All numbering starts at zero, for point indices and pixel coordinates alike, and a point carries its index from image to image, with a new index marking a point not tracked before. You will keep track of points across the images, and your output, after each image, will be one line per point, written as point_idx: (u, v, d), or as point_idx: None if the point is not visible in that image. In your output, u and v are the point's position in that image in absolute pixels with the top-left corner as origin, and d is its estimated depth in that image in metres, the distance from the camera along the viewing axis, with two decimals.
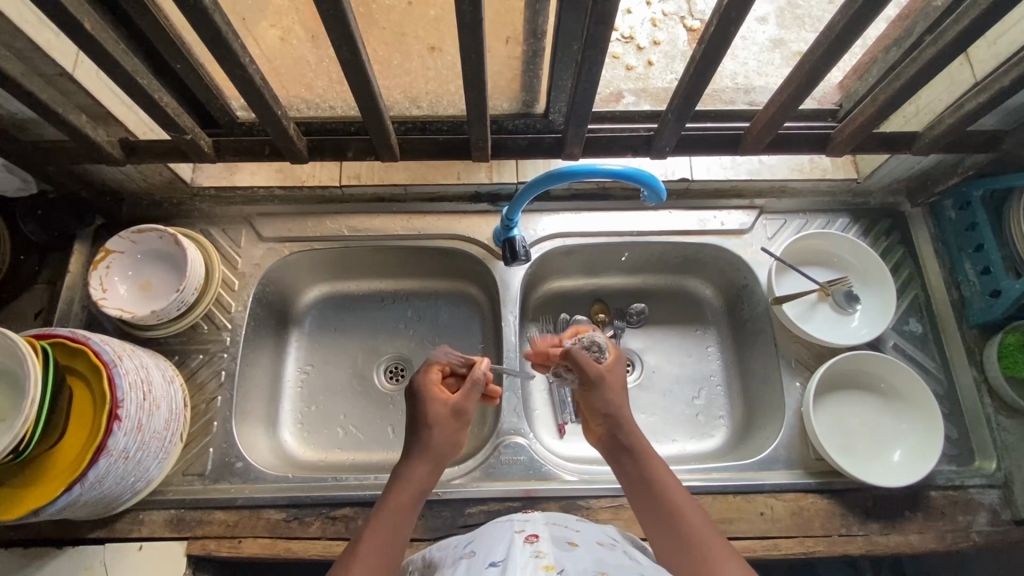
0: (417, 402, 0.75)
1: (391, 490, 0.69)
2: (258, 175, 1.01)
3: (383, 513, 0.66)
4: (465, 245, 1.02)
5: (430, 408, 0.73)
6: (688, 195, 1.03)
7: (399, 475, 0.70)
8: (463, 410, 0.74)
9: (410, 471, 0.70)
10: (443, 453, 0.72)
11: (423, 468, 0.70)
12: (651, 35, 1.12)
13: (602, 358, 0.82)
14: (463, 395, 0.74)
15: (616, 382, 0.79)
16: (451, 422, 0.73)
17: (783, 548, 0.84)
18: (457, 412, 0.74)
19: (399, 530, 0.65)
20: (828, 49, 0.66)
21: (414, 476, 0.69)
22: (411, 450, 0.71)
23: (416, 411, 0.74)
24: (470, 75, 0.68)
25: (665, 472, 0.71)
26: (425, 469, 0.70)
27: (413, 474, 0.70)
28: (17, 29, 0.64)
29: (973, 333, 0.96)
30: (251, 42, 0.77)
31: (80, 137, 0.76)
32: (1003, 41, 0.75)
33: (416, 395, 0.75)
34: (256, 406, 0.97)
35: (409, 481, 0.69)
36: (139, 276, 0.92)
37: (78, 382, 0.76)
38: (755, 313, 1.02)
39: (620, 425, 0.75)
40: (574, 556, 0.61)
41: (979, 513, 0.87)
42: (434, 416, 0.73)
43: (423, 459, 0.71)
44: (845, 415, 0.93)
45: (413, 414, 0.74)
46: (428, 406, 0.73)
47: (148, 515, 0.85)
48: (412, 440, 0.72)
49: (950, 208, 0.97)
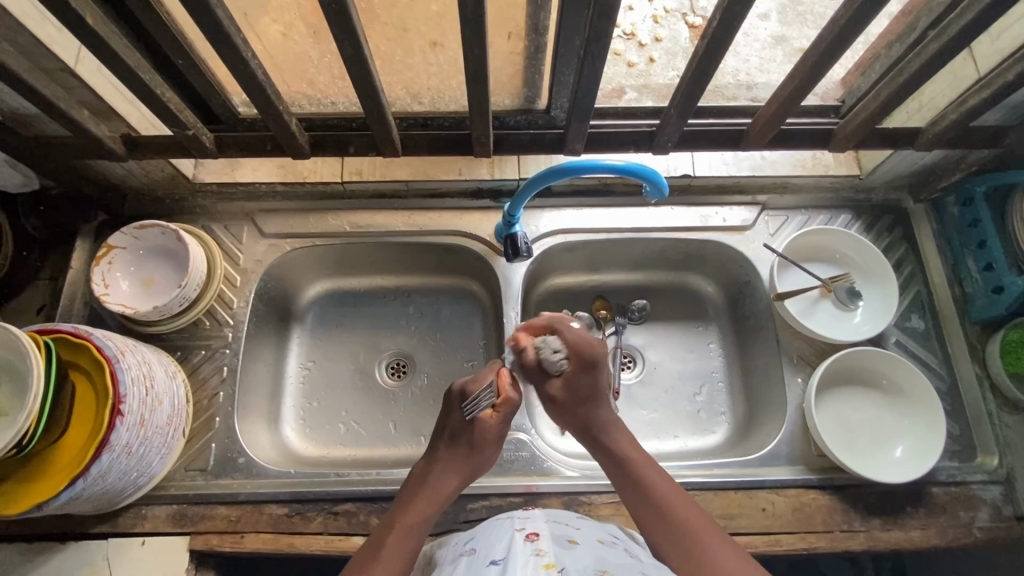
0: (462, 420, 0.78)
1: (419, 494, 0.74)
2: (259, 170, 1.01)
3: (409, 517, 0.72)
4: (467, 241, 1.02)
5: (480, 426, 0.77)
6: (689, 191, 1.03)
7: (429, 481, 0.76)
8: (502, 432, 0.79)
9: (441, 481, 0.76)
10: (473, 467, 0.78)
11: (456, 480, 0.76)
12: (653, 31, 1.12)
13: (563, 370, 0.78)
14: (504, 418, 0.78)
15: (583, 393, 0.79)
16: (494, 441, 0.78)
17: (784, 544, 0.84)
18: (498, 433, 0.79)
19: (421, 535, 0.71)
20: (831, 44, 0.66)
21: (443, 486, 0.75)
22: (444, 461, 0.77)
23: (457, 425, 0.78)
24: (473, 70, 0.68)
25: (659, 474, 0.74)
26: (453, 480, 0.76)
27: (443, 485, 0.75)
28: (18, 24, 0.64)
29: (975, 329, 0.96)
30: (253, 37, 0.77)
31: (83, 133, 0.76)
32: (1006, 36, 0.75)
33: (462, 411, 0.78)
34: (258, 401, 0.97)
35: (439, 488, 0.75)
36: (141, 272, 0.92)
37: (81, 377, 0.76)
38: (757, 309, 1.02)
39: (601, 431, 0.78)
40: (574, 553, 0.62)
41: (981, 509, 0.87)
42: (479, 435, 0.77)
43: (454, 472, 0.76)
44: (846, 411, 0.93)
45: (455, 426, 0.78)
46: (472, 425, 0.77)
47: (151, 510, 0.85)
48: (447, 448, 0.78)
49: (952, 205, 0.97)
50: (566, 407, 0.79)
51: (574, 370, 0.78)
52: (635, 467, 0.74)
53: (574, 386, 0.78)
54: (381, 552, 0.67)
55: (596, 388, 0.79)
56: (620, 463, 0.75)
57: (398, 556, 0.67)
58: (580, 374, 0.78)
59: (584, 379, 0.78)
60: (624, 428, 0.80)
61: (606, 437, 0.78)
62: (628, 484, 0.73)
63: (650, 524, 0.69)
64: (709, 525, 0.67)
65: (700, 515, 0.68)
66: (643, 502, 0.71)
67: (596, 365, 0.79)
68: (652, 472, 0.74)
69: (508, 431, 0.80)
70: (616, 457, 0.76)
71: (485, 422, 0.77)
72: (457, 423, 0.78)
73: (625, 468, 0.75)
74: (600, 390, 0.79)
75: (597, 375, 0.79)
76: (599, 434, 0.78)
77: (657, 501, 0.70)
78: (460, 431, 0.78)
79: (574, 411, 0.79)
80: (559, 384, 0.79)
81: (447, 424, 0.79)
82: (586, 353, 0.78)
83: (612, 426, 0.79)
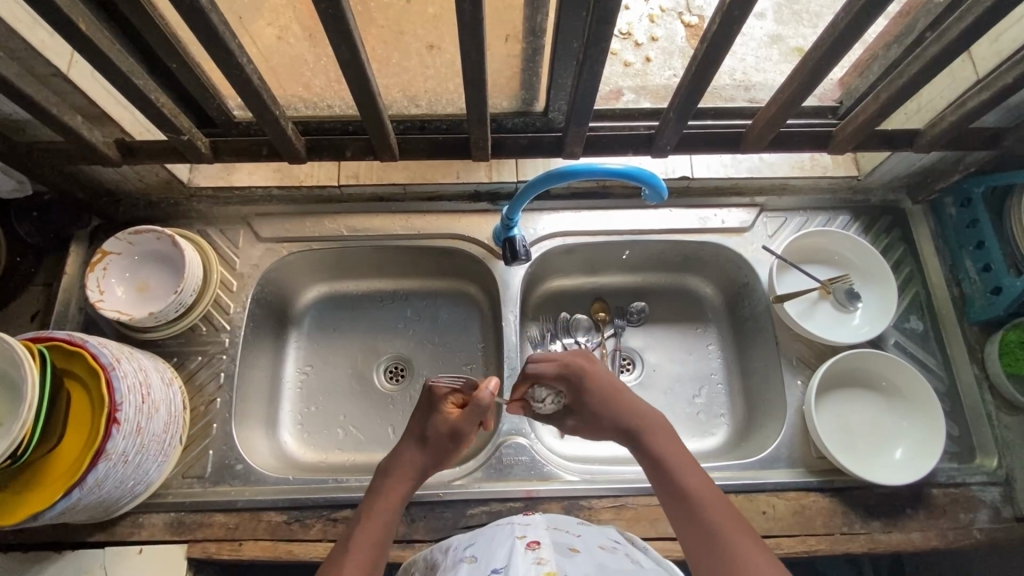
0: (424, 412, 0.78)
1: (383, 487, 0.73)
2: (256, 174, 1.00)
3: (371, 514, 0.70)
4: (464, 245, 1.01)
5: (436, 418, 0.77)
6: (688, 193, 1.03)
7: (393, 472, 0.74)
8: (462, 430, 0.77)
9: (403, 472, 0.74)
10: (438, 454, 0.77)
11: (416, 474, 0.75)
12: (648, 31, 1.12)
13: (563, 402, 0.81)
14: (464, 416, 0.76)
15: (595, 415, 0.78)
16: (451, 436, 0.76)
17: (785, 547, 0.84)
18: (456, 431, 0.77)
19: (387, 533, 0.69)
20: (830, 47, 0.66)
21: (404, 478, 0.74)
22: (406, 451, 0.76)
23: (420, 420, 0.78)
24: (470, 73, 0.67)
25: (698, 475, 0.69)
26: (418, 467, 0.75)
27: (405, 475, 0.74)
28: (10, 30, 0.63)
29: (974, 330, 0.96)
30: (247, 41, 0.76)
31: (76, 139, 0.76)
32: (1006, 37, 0.75)
33: (427, 404, 0.79)
34: (255, 407, 0.96)
35: (402, 481, 0.74)
36: (136, 278, 0.91)
37: (76, 386, 0.75)
38: (756, 311, 1.01)
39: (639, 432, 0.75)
40: (575, 561, 0.61)
41: (980, 510, 0.87)
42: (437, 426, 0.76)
43: (415, 465, 0.75)
44: (846, 414, 0.92)
45: (420, 417, 0.79)
46: (435, 413, 0.77)
47: (147, 518, 0.85)
48: (410, 440, 0.77)
49: (950, 206, 0.97)
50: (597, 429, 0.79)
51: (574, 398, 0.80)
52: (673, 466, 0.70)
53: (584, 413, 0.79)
54: (350, 550, 0.66)
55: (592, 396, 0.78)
56: (658, 464, 0.71)
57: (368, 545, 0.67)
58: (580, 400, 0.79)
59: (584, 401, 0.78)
60: (665, 425, 0.76)
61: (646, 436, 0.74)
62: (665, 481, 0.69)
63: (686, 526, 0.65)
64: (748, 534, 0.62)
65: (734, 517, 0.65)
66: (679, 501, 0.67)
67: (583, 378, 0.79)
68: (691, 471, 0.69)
69: (468, 435, 0.77)
70: (654, 455, 0.72)
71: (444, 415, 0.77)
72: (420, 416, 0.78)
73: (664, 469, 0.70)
74: (607, 399, 0.77)
75: (594, 393, 0.78)
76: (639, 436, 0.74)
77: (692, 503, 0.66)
78: (420, 424, 0.78)
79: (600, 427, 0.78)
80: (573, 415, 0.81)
81: (415, 419, 0.79)
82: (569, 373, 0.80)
83: (651, 426, 0.75)
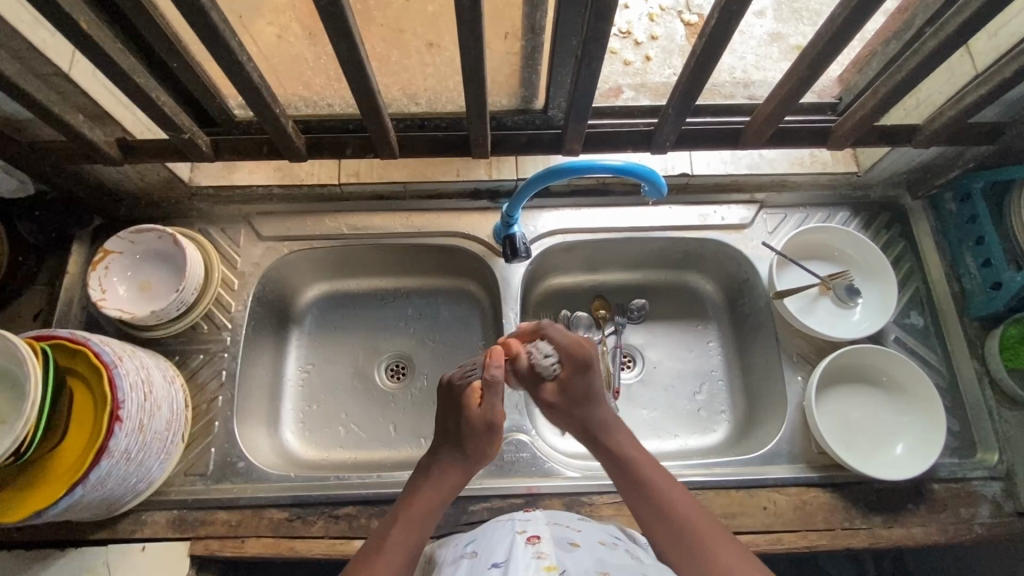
0: (453, 409, 0.77)
1: (422, 489, 0.73)
2: (256, 173, 1.00)
3: (407, 512, 0.70)
4: (465, 243, 1.01)
5: (466, 415, 0.74)
6: (687, 190, 1.03)
7: (433, 475, 0.74)
8: (492, 421, 0.74)
9: (442, 473, 0.74)
10: (476, 456, 0.75)
11: (460, 473, 0.74)
12: (648, 29, 1.12)
13: (555, 373, 0.78)
14: (488, 406, 0.74)
15: (578, 394, 0.77)
16: (485, 430, 0.74)
17: (786, 542, 0.84)
18: (487, 422, 0.74)
19: (423, 531, 0.68)
20: (828, 42, 0.66)
21: (444, 480, 0.73)
22: (446, 453, 0.75)
23: (450, 419, 0.77)
24: (469, 71, 0.67)
25: (661, 474, 0.70)
26: (456, 476, 0.74)
27: (445, 478, 0.73)
28: (12, 29, 0.64)
29: (974, 325, 0.96)
30: (248, 40, 0.76)
31: (78, 138, 0.76)
32: (1004, 32, 0.75)
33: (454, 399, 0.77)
34: (257, 406, 0.96)
35: (442, 481, 0.73)
36: (138, 276, 0.91)
37: (79, 384, 0.75)
38: (756, 307, 1.01)
39: (603, 433, 0.75)
40: (575, 556, 0.62)
41: (981, 505, 0.87)
42: (468, 425, 0.74)
43: (455, 465, 0.74)
44: (847, 410, 0.93)
45: (448, 417, 0.77)
46: (460, 408, 0.76)
47: (151, 515, 0.85)
48: (446, 444, 0.76)
49: (950, 201, 0.98)
50: (562, 411, 0.78)
51: (568, 374, 0.77)
52: (636, 467, 0.71)
53: (569, 389, 0.77)
54: (383, 549, 0.66)
55: (590, 389, 0.77)
56: (621, 465, 0.72)
57: (401, 553, 0.66)
58: (571, 377, 0.77)
59: (575, 379, 0.77)
60: (623, 423, 0.76)
61: (607, 437, 0.75)
62: (628, 483, 0.70)
63: (655, 529, 0.65)
64: (717, 529, 0.64)
65: (705, 514, 0.65)
66: (646, 504, 0.68)
67: (589, 367, 0.77)
68: (654, 472, 0.70)
69: (500, 418, 0.74)
70: (617, 458, 0.73)
71: (470, 408, 0.75)
72: (452, 415, 0.77)
73: (627, 470, 0.71)
74: (595, 390, 0.77)
75: (591, 376, 0.77)
76: (600, 436, 0.75)
77: (659, 504, 0.67)
78: (453, 424, 0.76)
79: (570, 412, 0.77)
80: (553, 388, 0.79)
81: (445, 418, 0.78)
82: (577, 355, 0.77)
83: (614, 425, 0.76)
